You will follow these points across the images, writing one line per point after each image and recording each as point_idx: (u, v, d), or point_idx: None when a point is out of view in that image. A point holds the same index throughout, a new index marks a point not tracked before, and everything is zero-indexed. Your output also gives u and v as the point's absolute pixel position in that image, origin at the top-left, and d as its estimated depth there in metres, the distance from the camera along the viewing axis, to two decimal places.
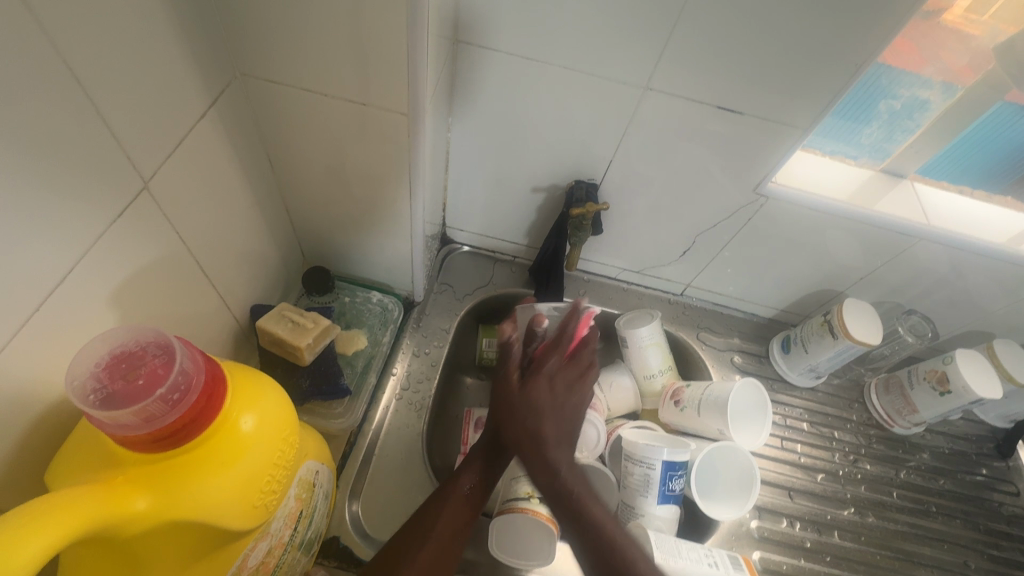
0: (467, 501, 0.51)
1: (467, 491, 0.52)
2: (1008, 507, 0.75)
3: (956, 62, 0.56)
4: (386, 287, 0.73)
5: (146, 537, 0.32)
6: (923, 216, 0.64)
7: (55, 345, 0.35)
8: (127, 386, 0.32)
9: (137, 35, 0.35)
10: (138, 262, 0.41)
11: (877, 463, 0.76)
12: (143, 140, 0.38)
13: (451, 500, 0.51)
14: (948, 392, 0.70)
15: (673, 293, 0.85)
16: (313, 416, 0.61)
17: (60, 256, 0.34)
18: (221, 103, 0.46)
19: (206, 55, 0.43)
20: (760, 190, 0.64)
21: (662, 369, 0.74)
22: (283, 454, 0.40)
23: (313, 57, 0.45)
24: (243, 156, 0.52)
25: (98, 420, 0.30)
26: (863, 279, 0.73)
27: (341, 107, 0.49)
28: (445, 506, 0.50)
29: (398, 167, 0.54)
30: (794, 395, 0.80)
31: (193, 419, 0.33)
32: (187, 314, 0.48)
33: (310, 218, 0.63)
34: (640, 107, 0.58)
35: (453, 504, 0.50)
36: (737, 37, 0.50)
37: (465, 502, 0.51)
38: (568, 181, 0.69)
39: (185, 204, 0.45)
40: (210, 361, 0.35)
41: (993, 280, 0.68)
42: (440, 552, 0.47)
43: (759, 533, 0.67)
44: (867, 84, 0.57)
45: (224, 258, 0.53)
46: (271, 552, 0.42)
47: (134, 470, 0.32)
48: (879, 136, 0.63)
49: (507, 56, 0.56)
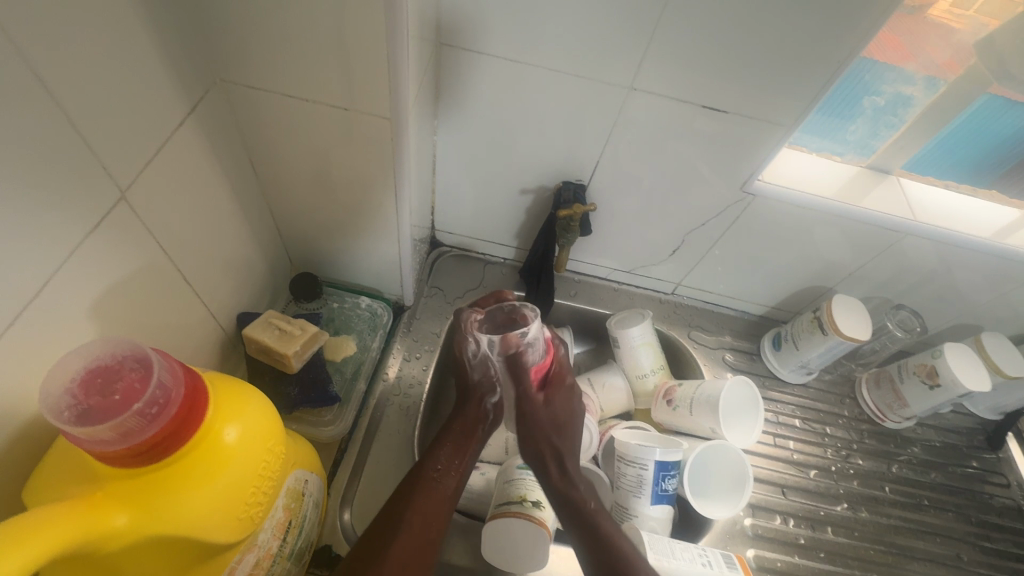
0: (435, 484, 0.52)
1: (435, 473, 0.53)
2: (999, 499, 0.75)
3: (941, 57, 0.56)
4: (375, 291, 0.73)
5: (127, 552, 0.32)
6: (910, 211, 0.65)
7: (32, 361, 0.34)
8: (103, 401, 0.31)
9: (110, 42, 0.35)
10: (119, 272, 0.40)
11: (870, 458, 0.76)
12: (120, 150, 0.38)
13: (421, 486, 0.51)
14: (937, 385, 0.70)
15: (664, 292, 0.84)
16: (302, 425, 0.61)
17: (35, 270, 0.33)
18: (201, 110, 0.46)
19: (183, 60, 0.42)
20: (747, 188, 0.64)
21: (654, 369, 0.74)
22: (269, 465, 0.39)
23: (294, 61, 0.45)
24: (225, 163, 0.51)
25: (74, 437, 0.29)
26: (852, 275, 0.73)
27: (324, 111, 0.48)
28: (417, 492, 0.50)
29: (382, 171, 0.53)
30: (786, 392, 0.80)
31: (174, 430, 0.32)
32: (171, 324, 0.47)
33: (297, 224, 0.63)
34: (625, 108, 0.58)
35: (423, 487, 0.51)
36: (719, 36, 0.50)
37: (438, 485, 0.52)
38: (556, 182, 0.69)
39: (168, 213, 0.44)
40: (190, 371, 0.35)
41: (980, 274, 0.69)
42: (417, 536, 0.47)
43: (753, 531, 0.67)
44: (851, 79, 0.58)
45: (210, 267, 0.52)
46: (259, 563, 0.42)
47: (114, 485, 0.31)
48: (864, 132, 0.64)
49: (490, 58, 0.56)
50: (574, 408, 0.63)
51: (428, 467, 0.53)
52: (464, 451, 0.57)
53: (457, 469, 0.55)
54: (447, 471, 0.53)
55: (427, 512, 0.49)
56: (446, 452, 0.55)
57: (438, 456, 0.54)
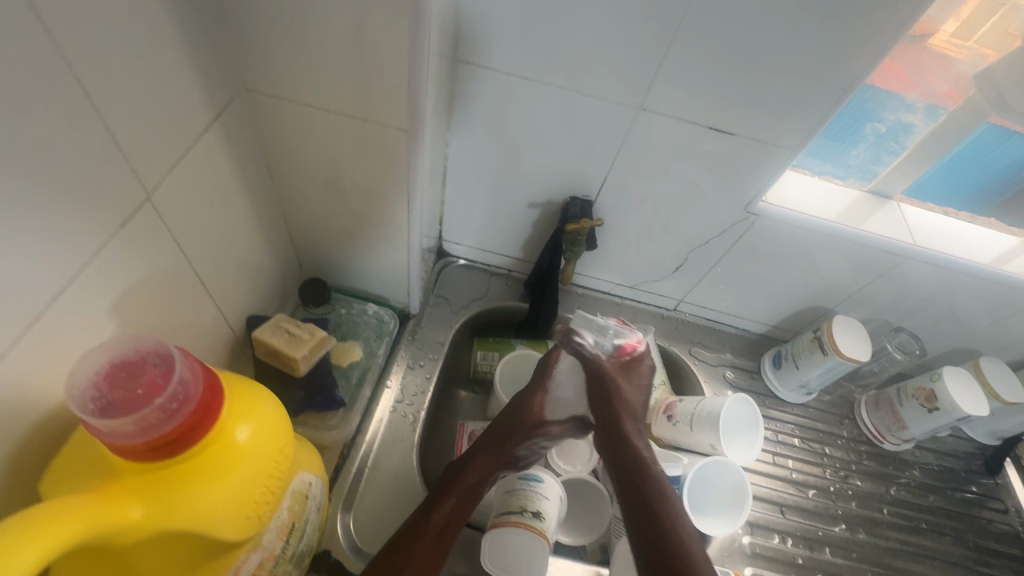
0: (437, 540, 0.50)
1: (438, 529, 0.51)
2: (997, 524, 0.76)
3: (942, 87, 0.58)
4: (382, 298, 0.74)
5: (138, 546, 0.33)
6: (909, 236, 0.66)
7: (54, 354, 0.35)
8: (126, 395, 0.32)
9: (144, 50, 0.36)
10: (137, 272, 0.41)
11: (868, 479, 0.76)
12: (148, 153, 0.39)
13: (420, 538, 0.49)
14: (936, 409, 0.71)
15: (666, 308, 0.85)
16: (307, 428, 0.62)
17: (61, 268, 0.34)
18: (224, 117, 0.47)
19: (210, 67, 0.44)
20: (751, 209, 0.65)
21: (656, 384, 0.75)
22: (279, 465, 0.40)
23: (318, 74, 0.46)
24: (244, 168, 0.52)
25: (97, 428, 0.30)
26: (852, 297, 0.74)
27: (342, 122, 0.50)
28: (414, 544, 0.49)
29: (396, 182, 0.54)
30: (785, 411, 0.80)
31: (192, 427, 0.33)
32: (185, 323, 0.48)
33: (308, 230, 0.64)
34: (634, 126, 0.60)
35: (422, 542, 0.49)
36: (726, 60, 0.52)
37: (431, 538, 0.50)
38: (564, 197, 0.70)
39: (188, 217, 0.45)
40: (210, 370, 0.36)
41: (979, 299, 0.70)
42: None
43: (751, 549, 0.67)
44: (854, 105, 0.59)
45: (224, 269, 0.53)
46: (263, 564, 0.42)
47: (130, 478, 0.32)
48: (866, 157, 0.65)
49: (503, 75, 0.58)
50: (640, 396, 0.64)
51: (432, 517, 0.51)
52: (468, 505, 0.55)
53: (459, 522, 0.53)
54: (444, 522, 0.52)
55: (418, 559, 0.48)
56: (452, 502, 0.54)
57: (444, 509, 0.53)
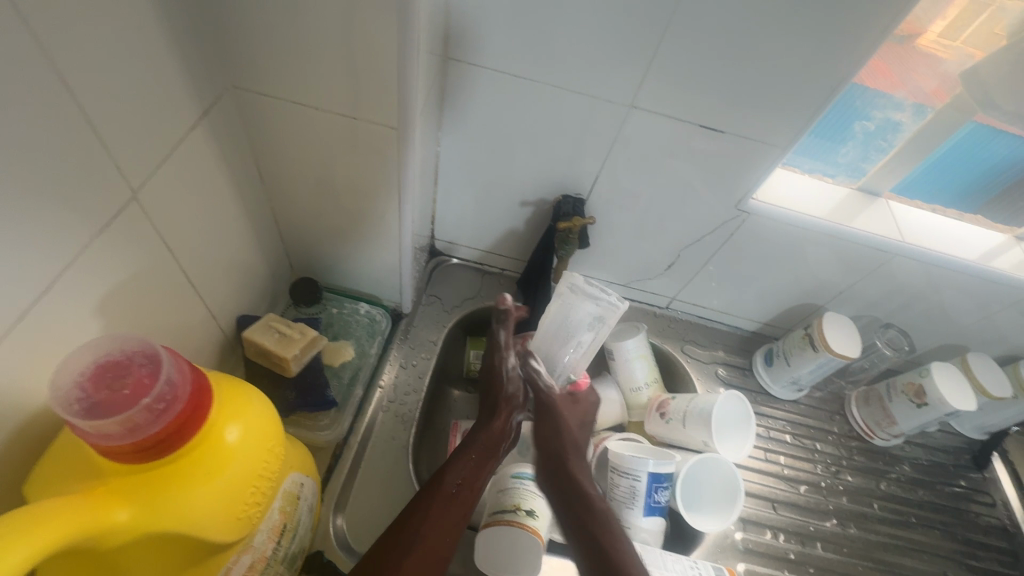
0: (454, 498, 0.50)
1: (454, 489, 0.50)
2: (985, 517, 0.76)
3: (930, 85, 0.58)
4: (374, 298, 0.74)
5: (125, 548, 0.32)
6: (898, 233, 0.66)
7: (38, 355, 0.35)
8: (111, 395, 0.32)
9: (129, 48, 0.36)
10: (124, 273, 0.40)
11: (859, 474, 0.77)
12: (132, 152, 0.38)
13: (438, 498, 0.49)
14: (925, 404, 0.71)
15: (659, 306, 0.85)
16: (298, 429, 0.61)
17: (45, 269, 0.34)
18: (212, 115, 0.47)
19: (197, 64, 0.43)
20: (742, 207, 0.65)
21: (649, 382, 0.75)
22: (269, 466, 0.39)
23: (307, 72, 0.46)
24: (232, 166, 0.52)
25: (81, 429, 0.30)
26: (841, 294, 0.75)
27: (331, 120, 0.49)
28: (432, 507, 0.48)
29: (386, 180, 0.54)
30: (777, 407, 0.81)
31: (179, 427, 0.33)
32: (173, 324, 0.48)
33: (299, 230, 0.63)
34: (625, 125, 0.60)
35: (440, 501, 0.48)
36: (716, 59, 0.52)
37: (456, 501, 0.49)
38: (556, 196, 0.70)
39: (175, 215, 0.45)
40: (197, 370, 0.35)
41: (966, 295, 0.71)
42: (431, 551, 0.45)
43: (744, 545, 0.68)
44: (843, 103, 0.59)
45: (213, 268, 0.53)
46: (254, 566, 0.42)
47: (117, 479, 0.32)
48: (855, 155, 0.66)
49: (494, 73, 0.58)
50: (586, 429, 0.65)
51: (445, 480, 0.51)
52: (487, 463, 0.55)
53: (476, 490, 0.52)
54: (461, 483, 0.51)
55: (433, 524, 0.47)
56: (466, 465, 0.53)
57: (458, 470, 0.52)
